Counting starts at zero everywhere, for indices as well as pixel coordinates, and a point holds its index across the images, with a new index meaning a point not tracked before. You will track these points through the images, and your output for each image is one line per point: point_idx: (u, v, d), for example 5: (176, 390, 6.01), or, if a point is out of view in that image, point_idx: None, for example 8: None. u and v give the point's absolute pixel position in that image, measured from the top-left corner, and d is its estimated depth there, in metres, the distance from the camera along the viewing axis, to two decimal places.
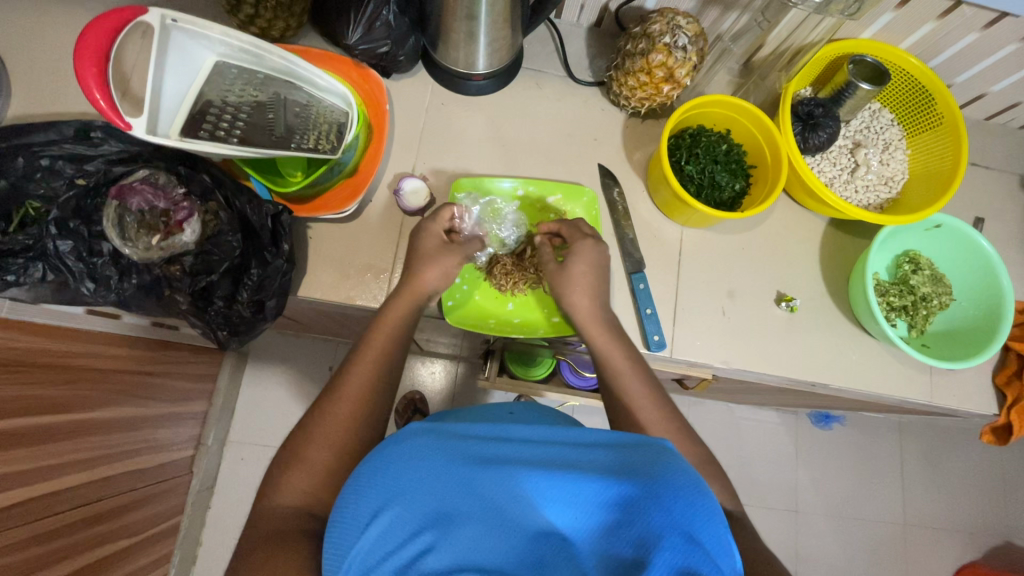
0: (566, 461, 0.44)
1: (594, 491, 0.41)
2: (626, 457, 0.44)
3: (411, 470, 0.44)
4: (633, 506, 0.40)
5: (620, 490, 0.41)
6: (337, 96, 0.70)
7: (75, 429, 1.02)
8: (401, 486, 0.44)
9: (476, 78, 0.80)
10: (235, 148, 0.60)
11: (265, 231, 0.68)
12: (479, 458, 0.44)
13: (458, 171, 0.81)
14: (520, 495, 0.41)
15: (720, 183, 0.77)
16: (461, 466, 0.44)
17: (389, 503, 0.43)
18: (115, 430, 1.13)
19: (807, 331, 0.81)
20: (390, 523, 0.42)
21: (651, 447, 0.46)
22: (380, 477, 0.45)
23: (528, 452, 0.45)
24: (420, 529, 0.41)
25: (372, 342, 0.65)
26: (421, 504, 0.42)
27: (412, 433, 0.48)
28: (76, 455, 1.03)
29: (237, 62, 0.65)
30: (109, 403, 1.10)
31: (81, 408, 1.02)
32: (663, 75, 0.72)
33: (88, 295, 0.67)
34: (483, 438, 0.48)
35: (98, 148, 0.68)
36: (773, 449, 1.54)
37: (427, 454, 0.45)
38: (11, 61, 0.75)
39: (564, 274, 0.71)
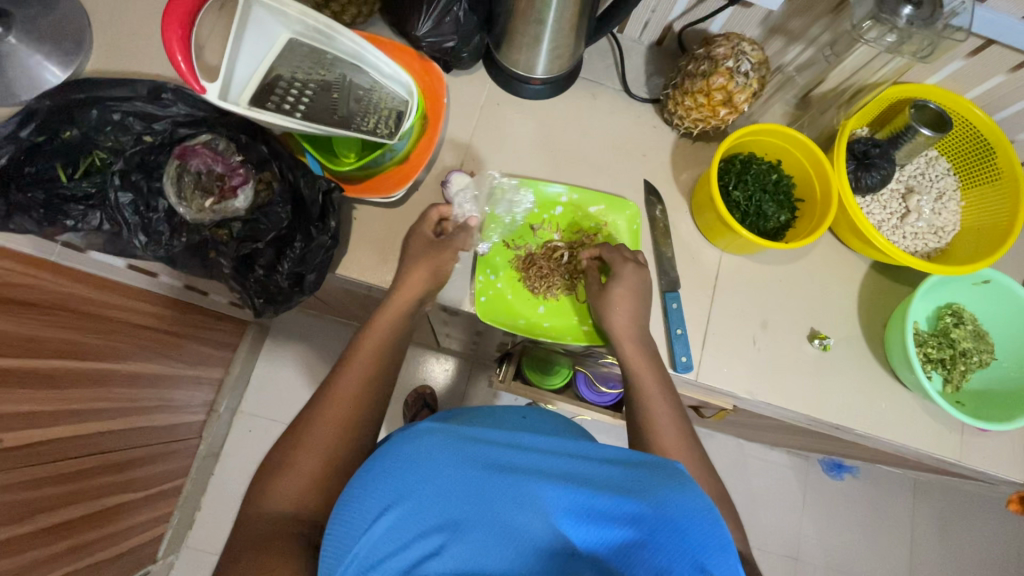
0: (575, 475, 0.45)
1: (606, 505, 0.41)
2: (638, 476, 0.45)
3: (423, 469, 0.45)
4: (648, 523, 0.40)
5: (633, 506, 0.41)
6: (400, 84, 0.70)
7: (98, 379, 1.05)
8: (410, 485, 0.44)
9: (534, 82, 0.81)
10: (297, 122, 0.62)
11: (315, 206, 0.69)
12: (492, 464, 0.45)
13: (505, 172, 0.81)
14: (532, 503, 0.41)
15: (767, 213, 0.76)
16: (472, 470, 0.44)
17: (397, 500, 0.43)
18: (133, 385, 1.16)
19: (837, 372, 0.80)
20: (397, 520, 0.42)
21: (664, 468, 0.46)
22: (390, 473, 0.45)
23: (538, 463, 0.46)
24: (427, 530, 0.41)
25: (369, 343, 0.67)
26: (430, 505, 0.42)
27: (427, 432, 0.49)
28: (95, 404, 1.06)
29: (309, 41, 0.67)
30: (133, 357, 1.13)
31: (107, 358, 1.06)
32: (721, 98, 0.72)
33: (139, 248, 0.69)
34: (496, 445, 0.48)
35: (167, 109, 0.70)
36: (780, 492, 1.51)
37: (439, 453, 0.46)
38: (95, 19, 0.79)
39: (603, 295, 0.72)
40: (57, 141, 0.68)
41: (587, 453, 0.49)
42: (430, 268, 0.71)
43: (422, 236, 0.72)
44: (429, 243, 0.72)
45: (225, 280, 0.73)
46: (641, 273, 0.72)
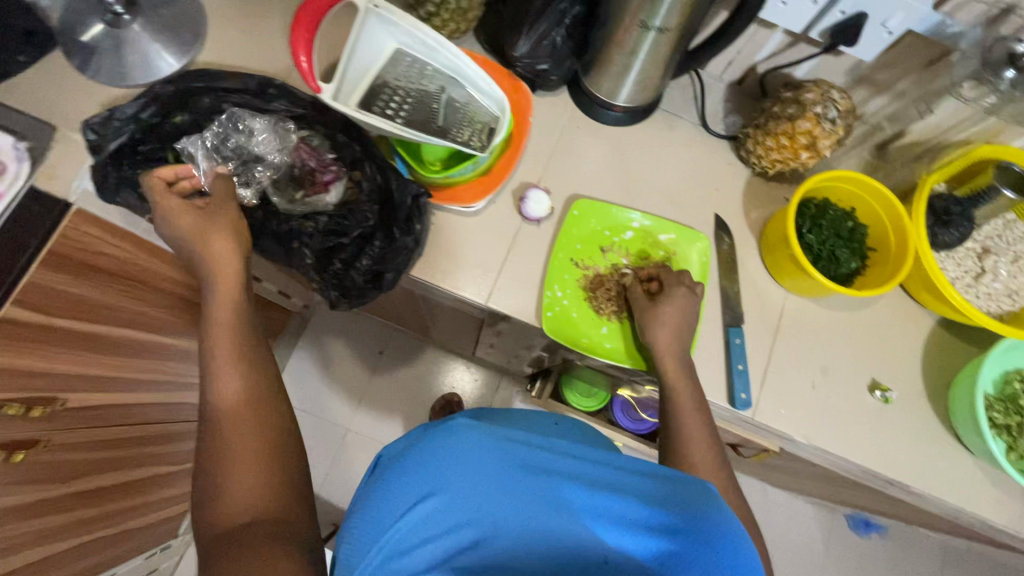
0: (607, 481, 0.45)
1: (640, 513, 0.42)
2: (675, 491, 0.45)
3: (456, 463, 0.44)
4: (681, 534, 0.41)
5: (672, 521, 0.41)
6: (494, 100, 0.72)
7: (155, 352, 1.10)
8: (443, 478, 0.43)
9: (616, 109, 0.84)
10: (397, 127, 0.64)
11: (403, 209, 0.72)
12: (530, 465, 0.44)
13: (579, 192, 0.83)
14: (569, 507, 0.41)
15: (839, 258, 0.76)
16: (506, 467, 0.44)
17: (429, 493, 0.43)
18: (182, 361, 1.20)
19: (897, 427, 0.78)
20: (431, 512, 0.42)
21: (698, 484, 0.47)
22: (427, 465, 0.45)
23: (570, 466, 0.46)
24: (461, 525, 0.40)
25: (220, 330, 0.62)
26: (464, 503, 0.42)
27: (462, 426, 0.48)
28: (147, 376, 1.11)
29: (414, 53, 0.71)
30: (187, 335, 1.18)
31: (167, 333, 1.10)
32: (805, 142, 0.73)
33: None
34: (531, 446, 0.48)
35: (270, 104, 0.75)
36: (803, 544, 1.48)
37: (476, 448, 0.45)
38: (211, 14, 0.84)
39: (652, 309, 0.73)
40: (170, 124, 0.73)
41: (620, 461, 0.49)
42: (229, 234, 0.65)
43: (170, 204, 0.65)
44: (186, 204, 0.65)
45: (303, 271, 0.75)
46: (694, 298, 0.74)
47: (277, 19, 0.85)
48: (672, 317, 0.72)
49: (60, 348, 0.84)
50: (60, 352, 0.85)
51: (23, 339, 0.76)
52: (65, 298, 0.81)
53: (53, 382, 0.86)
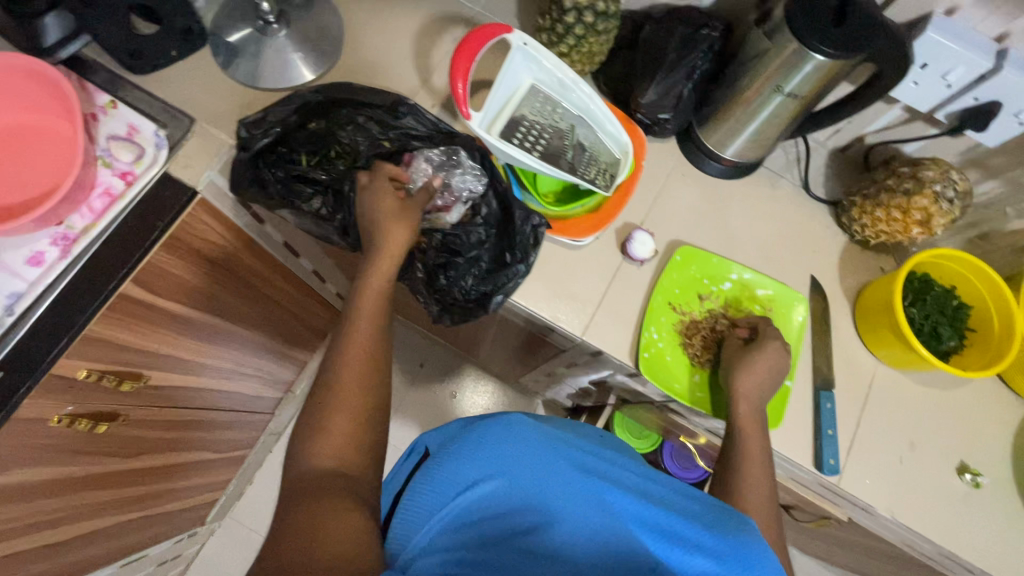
0: (645, 493, 0.53)
1: (670, 522, 0.49)
2: (708, 514, 0.52)
3: (519, 454, 0.53)
4: (706, 546, 0.48)
5: (703, 537, 0.49)
6: (617, 143, 0.76)
7: (226, 340, 1.12)
8: (506, 464, 0.53)
9: (724, 161, 0.86)
10: (535, 160, 0.67)
11: (519, 237, 0.74)
12: (580, 466, 0.53)
13: (680, 239, 0.85)
14: (613, 507, 0.49)
15: (941, 335, 0.76)
16: (560, 464, 0.53)
17: (493, 474, 0.52)
18: (244, 351, 1.22)
19: (984, 515, 0.77)
20: (494, 491, 0.51)
21: (731, 512, 0.53)
22: (494, 451, 0.54)
23: (613, 473, 0.55)
24: (518, 507, 0.50)
25: (368, 302, 0.65)
26: (522, 489, 0.51)
27: (524, 424, 0.58)
28: (215, 363, 1.13)
29: (549, 90, 0.74)
30: (256, 327, 1.20)
31: (240, 323, 1.13)
32: (918, 218, 0.75)
33: (353, 236, 0.77)
34: (582, 452, 0.57)
35: (401, 120, 0.77)
36: None
37: (536, 447, 0.54)
38: (348, 30, 0.89)
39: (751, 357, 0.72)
40: (306, 129, 0.76)
41: (659, 481, 0.57)
42: (408, 226, 0.67)
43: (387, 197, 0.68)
44: (398, 203, 0.68)
45: (411, 282, 0.80)
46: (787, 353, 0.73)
47: (407, 40, 0.89)
48: (771, 375, 0.71)
49: (156, 328, 0.87)
50: (156, 332, 0.88)
51: (131, 317, 0.79)
52: (171, 281, 0.84)
53: (144, 360, 0.89)
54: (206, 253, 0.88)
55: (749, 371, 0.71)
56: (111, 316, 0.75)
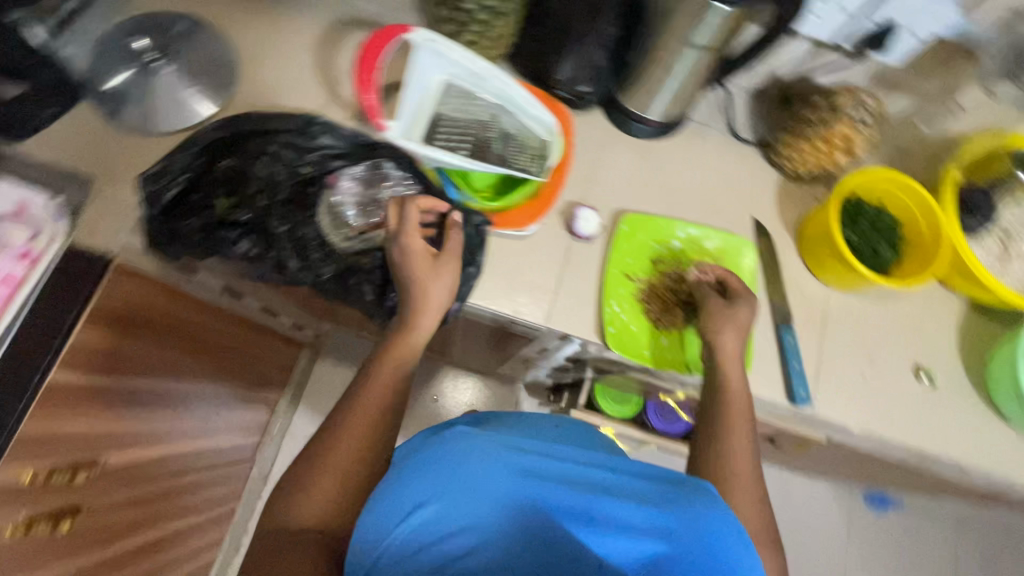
0: (598, 484, 0.50)
1: (628, 512, 0.47)
2: (664, 492, 0.50)
3: (465, 469, 0.48)
4: (669, 534, 0.45)
5: (658, 520, 0.46)
6: (543, 126, 0.74)
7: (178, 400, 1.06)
8: (452, 484, 0.47)
9: (650, 122, 0.85)
10: (462, 159, 0.66)
11: (463, 238, 0.73)
12: (527, 471, 0.49)
13: (623, 207, 0.85)
14: (560, 511, 0.46)
15: (879, 252, 0.80)
16: (508, 472, 0.48)
17: (435, 497, 0.46)
18: (201, 405, 1.16)
19: (943, 409, 0.82)
20: (433, 517, 0.45)
21: (687, 485, 0.52)
22: (431, 473, 0.48)
23: (564, 469, 0.51)
24: (459, 529, 0.45)
25: (393, 365, 0.62)
26: (462, 508, 0.45)
27: (461, 437, 0.52)
28: (175, 426, 1.06)
29: (464, 83, 0.72)
30: (209, 378, 1.14)
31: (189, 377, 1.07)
32: (840, 144, 0.79)
33: (292, 272, 0.72)
34: (528, 453, 0.52)
35: (317, 141, 0.72)
36: (826, 524, 1.56)
37: (478, 459, 0.49)
38: (239, 53, 0.83)
39: (727, 310, 0.74)
40: (217, 169, 0.71)
41: (612, 467, 0.54)
42: (444, 280, 0.65)
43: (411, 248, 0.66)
44: (429, 257, 0.66)
45: (362, 306, 0.76)
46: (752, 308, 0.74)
47: (306, 54, 0.84)
48: (734, 323, 0.73)
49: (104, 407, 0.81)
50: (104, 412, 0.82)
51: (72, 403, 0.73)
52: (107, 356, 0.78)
53: (100, 443, 0.83)
54: (138, 318, 0.82)
55: (715, 326, 0.73)
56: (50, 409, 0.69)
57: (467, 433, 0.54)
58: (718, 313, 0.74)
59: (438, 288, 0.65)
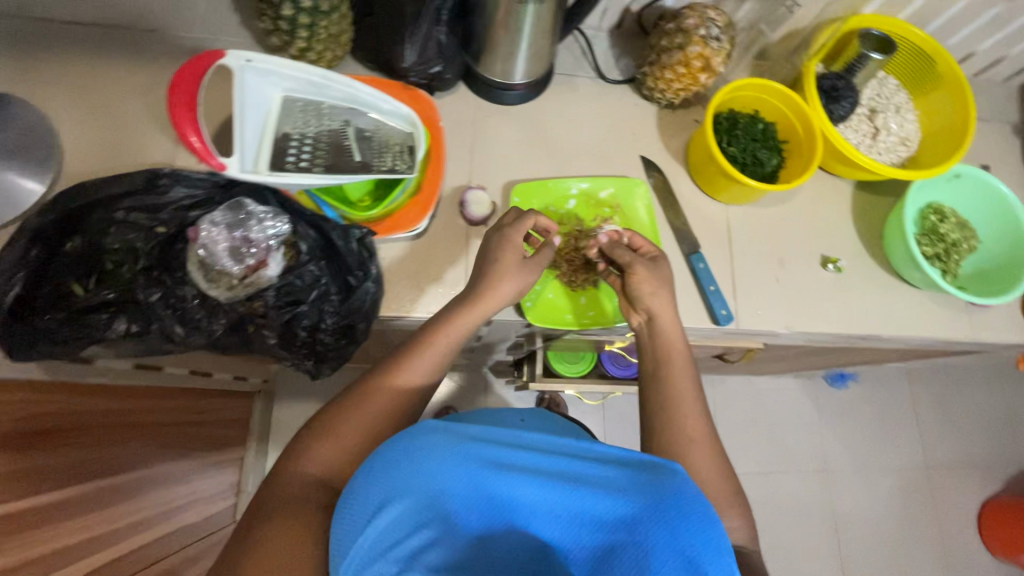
0: (574, 473, 0.44)
1: (597, 505, 0.41)
2: (639, 476, 0.44)
3: (425, 466, 0.43)
4: (639, 524, 0.39)
5: (626, 509, 0.40)
6: (402, 118, 0.70)
7: (131, 490, 1.00)
8: (410, 480, 0.43)
9: (516, 87, 0.83)
10: (319, 177, 0.61)
11: (351, 256, 0.68)
12: (490, 462, 0.43)
13: (512, 178, 0.83)
14: (522, 506, 0.41)
15: (762, 159, 0.81)
16: (471, 467, 0.43)
17: (394, 497, 0.43)
18: (159, 487, 1.10)
19: (855, 290, 0.86)
20: (392, 519, 0.42)
21: (664, 469, 0.45)
22: (390, 470, 0.44)
23: (535, 460, 0.45)
24: (417, 529, 0.41)
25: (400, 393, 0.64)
26: (422, 503, 0.42)
27: (430, 431, 0.47)
28: (135, 517, 1.01)
29: (303, 95, 0.67)
30: (155, 459, 1.08)
31: (135, 465, 1.01)
32: (700, 65, 0.77)
33: (180, 339, 0.66)
34: (496, 444, 0.46)
35: (166, 195, 0.67)
36: (797, 415, 1.65)
37: (436, 455, 0.44)
38: (55, 119, 0.74)
39: (652, 271, 0.73)
40: (63, 254, 0.64)
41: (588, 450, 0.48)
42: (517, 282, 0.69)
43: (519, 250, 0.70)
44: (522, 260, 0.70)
45: (272, 350, 0.73)
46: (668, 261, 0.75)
47: (134, 103, 0.77)
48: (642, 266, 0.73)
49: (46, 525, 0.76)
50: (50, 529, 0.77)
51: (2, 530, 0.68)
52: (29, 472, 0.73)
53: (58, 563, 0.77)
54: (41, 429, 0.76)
55: (632, 280, 0.72)
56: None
57: (441, 423, 0.48)
58: (645, 276, 0.72)
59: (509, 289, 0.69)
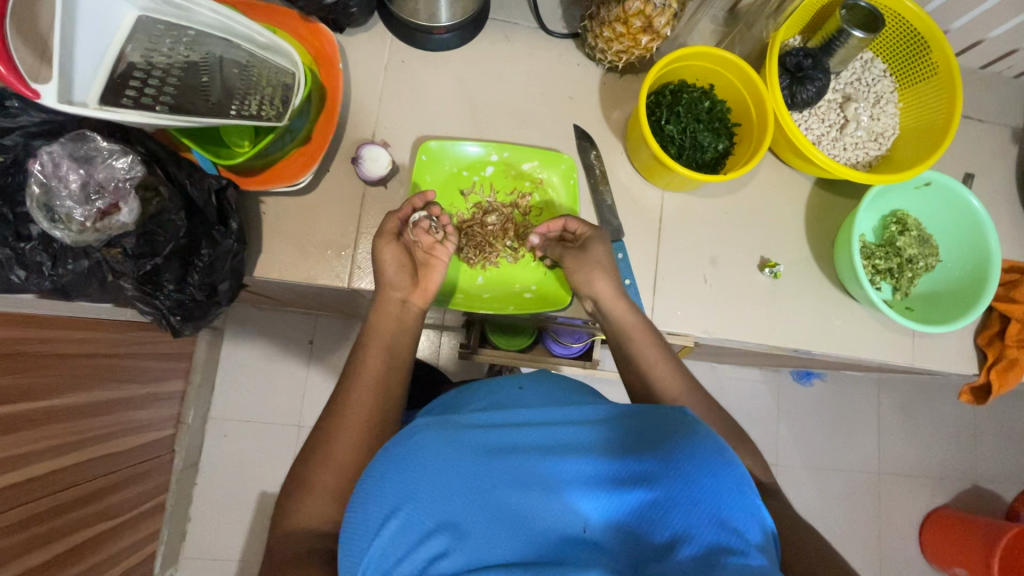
0: (579, 443, 0.44)
1: (615, 473, 0.42)
2: (646, 427, 0.44)
3: (423, 466, 0.43)
4: (660, 485, 0.39)
5: (641, 466, 0.41)
6: (282, 55, 0.63)
7: (103, 409, 0.98)
8: (409, 489, 0.43)
9: (438, 32, 0.72)
10: (162, 117, 0.53)
11: (210, 208, 0.64)
12: (495, 450, 0.44)
13: (424, 136, 0.75)
14: (536, 485, 0.42)
15: (702, 143, 0.72)
16: (473, 460, 0.43)
17: (396, 508, 0.42)
18: (133, 408, 1.08)
19: (790, 299, 0.78)
20: (405, 522, 0.42)
21: (670, 413, 0.45)
22: (391, 475, 0.44)
23: (538, 436, 0.45)
24: (436, 529, 0.41)
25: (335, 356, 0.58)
26: (432, 504, 0.42)
27: (420, 430, 0.47)
28: (99, 433, 0.98)
29: (163, 17, 0.58)
30: (127, 378, 1.04)
31: (110, 381, 0.99)
32: (640, 25, 0.65)
33: (19, 283, 0.61)
34: (498, 426, 0.47)
35: (15, 120, 0.59)
36: (755, 406, 1.58)
37: (437, 453, 0.44)
38: None
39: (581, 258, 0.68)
40: None
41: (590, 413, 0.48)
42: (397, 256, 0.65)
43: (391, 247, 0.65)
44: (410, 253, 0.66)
45: (132, 302, 0.67)
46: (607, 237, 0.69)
47: None
48: None
49: (9, 432, 0.76)
50: (11, 437, 0.77)
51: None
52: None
53: (12, 468, 0.77)
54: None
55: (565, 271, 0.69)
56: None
57: (431, 420, 0.48)
58: (573, 266, 0.68)
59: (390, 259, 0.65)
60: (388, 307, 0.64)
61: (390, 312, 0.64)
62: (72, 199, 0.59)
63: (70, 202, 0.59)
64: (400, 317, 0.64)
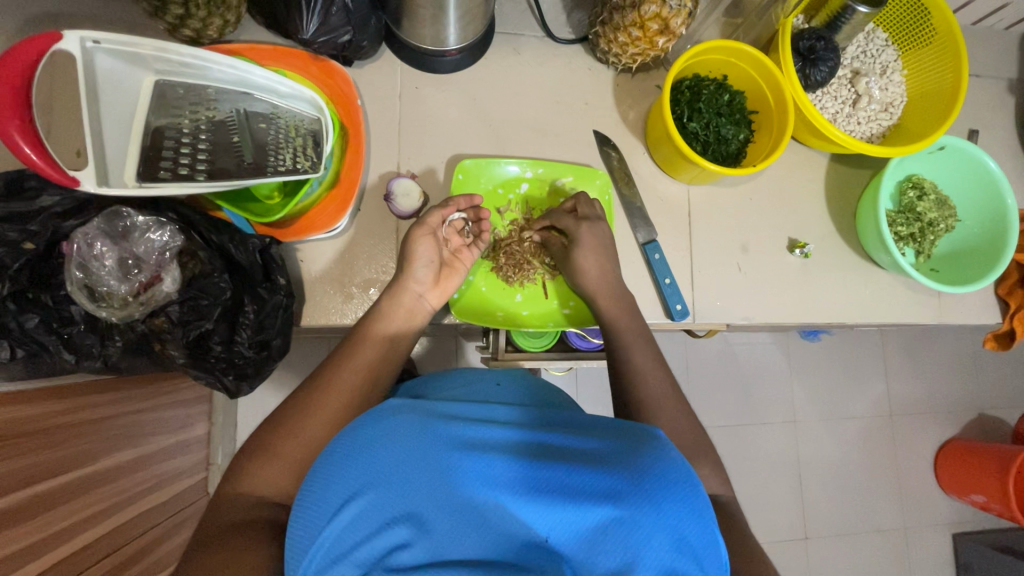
0: (549, 447, 0.41)
1: (580, 480, 0.37)
2: (616, 448, 0.40)
3: (392, 451, 0.40)
4: (625, 503, 0.35)
5: (609, 480, 0.37)
6: (305, 101, 0.61)
7: (150, 460, 0.95)
8: (375, 472, 0.39)
9: (450, 54, 0.71)
10: (200, 185, 0.52)
11: (256, 268, 0.62)
12: (465, 441, 0.40)
13: (445, 159, 0.74)
14: (494, 483, 0.37)
15: (726, 136, 0.72)
16: (439, 450, 0.39)
17: (360, 491, 0.39)
18: (171, 457, 1.05)
19: (819, 276, 0.80)
20: (366, 508, 0.38)
21: (642, 435, 0.42)
22: (359, 458, 0.40)
23: (507, 435, 0.41)
24: (397, 518, 0.37)
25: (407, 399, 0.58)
26: (396, 490, 0.38)
27: (400, 412, 0.43)
28: (150, 486, 0.96)
29: (180, 79, 0.56)
30: (164, 430, 1.01)
31: (153, 433, 0.97)
32: (657, 28, 0.65)
33: (71, 367, 0.59)
34: (472, 420, 0.43)
35: (34, 203, 0.56)
36: (768, 368, 1.62)
37: (409, 438, 0.40)
38: None
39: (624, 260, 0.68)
40: None
41: (561, 423, 0.45)
42: (428, 252, 0.65)
43: (426, 241, 0.65)
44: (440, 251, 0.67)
45: (182, 370, 0.66)
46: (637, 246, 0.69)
47: None
48: (600, 266, 0.68)
49: (73, 498, 0.73)
50: (75, 501, 0.74)
51: (47, 510, 0.67)
52: (49, 453, 0.69)
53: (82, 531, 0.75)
54: (61, 405, 0.73)
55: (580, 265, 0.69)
56: (16, 532, 0.61)
57: (409, 405, 0.44)
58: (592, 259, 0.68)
59: (421, 260, 0.64)
60: (405, 299, 0.64)
61: (404, 304, 0.64)
62: (113, 278, 0.61)
63: (111, 283, 0.60)
64: (412, 309, 0.64)
